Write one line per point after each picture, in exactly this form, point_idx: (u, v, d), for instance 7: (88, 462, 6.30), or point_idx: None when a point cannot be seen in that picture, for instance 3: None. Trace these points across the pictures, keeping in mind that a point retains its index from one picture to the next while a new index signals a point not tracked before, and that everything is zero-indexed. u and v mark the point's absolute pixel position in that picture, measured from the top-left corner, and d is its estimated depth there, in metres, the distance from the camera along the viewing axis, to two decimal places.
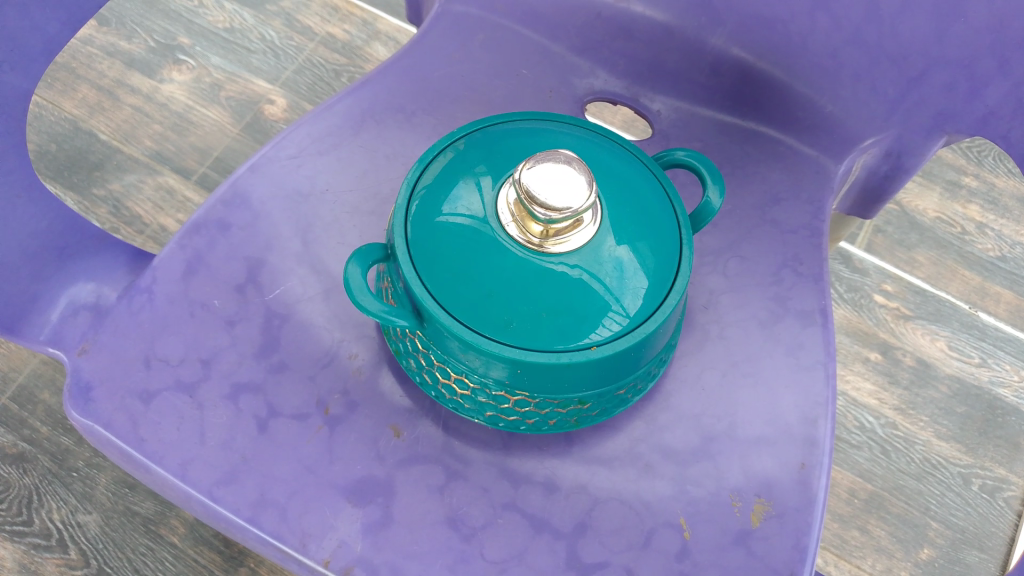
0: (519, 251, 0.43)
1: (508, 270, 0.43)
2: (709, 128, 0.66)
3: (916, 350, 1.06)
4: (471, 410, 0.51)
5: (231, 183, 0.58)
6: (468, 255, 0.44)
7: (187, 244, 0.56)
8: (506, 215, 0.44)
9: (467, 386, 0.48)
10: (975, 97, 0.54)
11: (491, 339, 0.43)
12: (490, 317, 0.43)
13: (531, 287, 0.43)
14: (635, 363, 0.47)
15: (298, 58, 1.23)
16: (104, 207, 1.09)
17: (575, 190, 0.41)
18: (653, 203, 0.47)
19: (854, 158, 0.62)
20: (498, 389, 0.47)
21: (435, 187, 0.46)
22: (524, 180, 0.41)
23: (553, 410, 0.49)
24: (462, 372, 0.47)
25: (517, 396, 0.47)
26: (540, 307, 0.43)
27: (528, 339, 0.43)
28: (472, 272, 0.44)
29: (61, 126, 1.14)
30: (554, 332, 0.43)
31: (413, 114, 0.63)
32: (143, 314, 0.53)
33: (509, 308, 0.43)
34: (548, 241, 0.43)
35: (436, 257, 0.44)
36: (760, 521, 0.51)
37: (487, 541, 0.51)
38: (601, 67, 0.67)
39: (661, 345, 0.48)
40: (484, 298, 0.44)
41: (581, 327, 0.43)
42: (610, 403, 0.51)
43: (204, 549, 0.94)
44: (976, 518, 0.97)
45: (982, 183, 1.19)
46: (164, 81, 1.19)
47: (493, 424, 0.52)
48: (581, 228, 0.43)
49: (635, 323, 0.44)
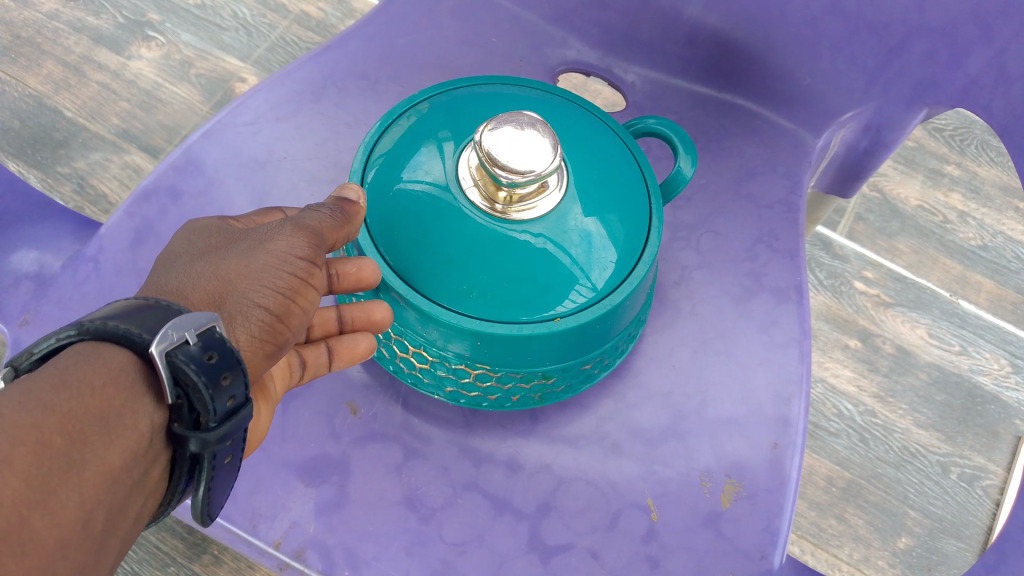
0: (479, 217, 0.41)
1: (469, 238, 0.41)
2: (684, 101, 0.64)
3: (896, 338, 1.04)
4: (430, 387, 0.49)
5: (183, 149, 0.56)
6: (428, 222, 0.41)
7: (136, 212, 0.54)
8: (467, 178, 0.42)
9: (425, 360, 0.46)
10: (955, 66, 0.52)
11: (450, 309, 0.41)
12: (450, 287, 0.41)
13: (493, 256, 0.41)
14: (603, 336, 0.45)
15: (270, 36, 1.20)
16: (69, 185, 1.06)
17: (538, 153, 0.38)
18: (623, 171, 0.45)
19: (833, 132, 0.61)
20: (458, 362, 0.45)
21: (393, 150, 0.44)
22: (484, 143, 0.38)
23: (516, 385, 0.47)
24: (420, 346, 0.45)
25: (478, 370, 0.45)
26: (500, 277, 0.41)
27: (488, 310, 0.41)
28: (430, 239, 0.41)
29: (26, 102, 1.10)
30: (516, 304, 0.41)
31: (377, 82, 0.61)
32: (88, 284, 0.52)
33: (469, 278, 0.41)
34: (509, 206, 0.41)
35: (392, 223, 0.42)
36: (730, 502, 0.50)
37: (446, 522, 0.48)
38: (575, 37, 0.65)
39: (629, 319, 0.46)
40: (444, 267, 0.41)
41: (545, 297, 0.41)
42: (576, 379, 0.48)
43: (167, 536, 0.83)
44: (954, 507, 0.94)
45: (965, 172, 1.18)
46: (133, 57, 1.15)
47: (453, 400, 0.49)
48: (547, 194, 0.41)
49: (598, 297, 0.42)
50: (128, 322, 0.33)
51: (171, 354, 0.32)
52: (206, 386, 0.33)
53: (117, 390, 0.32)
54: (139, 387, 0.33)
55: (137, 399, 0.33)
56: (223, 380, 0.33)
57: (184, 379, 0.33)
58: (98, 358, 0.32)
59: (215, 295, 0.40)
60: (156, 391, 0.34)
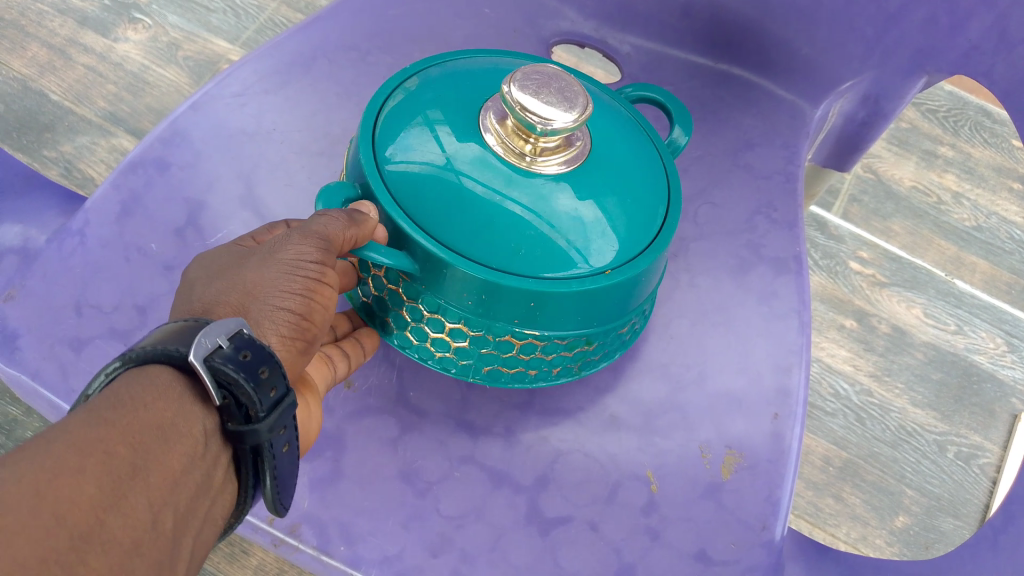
0: (509, 171, 0.38)
1: (508, 193, 0.38)
2: (680, 72, 0.63)
3: (891, 317, 1.04)
4: (466, 372, 0.44)
5: (170, 121, 0.55)
6: (461, 180, 0.38)
7: (122, 184, 0.53)
8: (490, 136, 0.39)
9: (465, 338, 0.41)
10: (956, 32, 0.51)
11: (501, 269, 0.37)
12: (499, 244, 0.37)
13: (537, 208, 0.38)
14: (638, 297, 0.43)
15: (259, 18, 1.20)
16: (56, 169, 1.03)
17: (565, 107, 0.37)
18: (634, 133, 0.44)
19: (831, 103, 0.60)
20: (505, 335, 0.41)
21: (404, 108, 0.41)
22: (516, 95, 0.37)
23: (558, 358, 0.43)
24: (461, 322, 0.40)
25: (527, 342, 0.41)
26: (547, 230, 0.38)
27: (540, 266, 0.38)
28: (456, 189, 0.38)
29: (9, 85, 1.08)
30: (569, 257, 0.38)
31: (367, 54, 0.61)
32: (74, 258, 0.50)
33: (514, 234, 0.37)
34: (535, 159, 0.39)
35: (418, 188, 0.38)
36: (731, 474, 0.49)
37: (443, 495, 0.47)
38: (569, 8, 0.64)
39: (655, 280, 0.45)
40: (486, 227, 0.37)
41: (595, 247, 0.39)
42: (608, 346, 0.46)
43: None
44: (951, 485, 0.93)
45: (959, 153, 1.18)
46: (119, 40, 1.14)
47: (493, 383, 0.44)
48: (568, 152, 0.40)
49: (617, 265, 0.39)
50: (167, 342, 0.34)
51: (209, 358, 0.33)
52: (247, 381, 0.33)
53: (167, 402, 0.33)
54: (187, 396, 0.34)
55: (187, 407, 0.33)
56: (263, 373, 0.34)
57: (225, 380, 0.33)
58: (145, 377, 0.33)
59: (236, 305, 0.38)
60: (205, 397, 0.34)
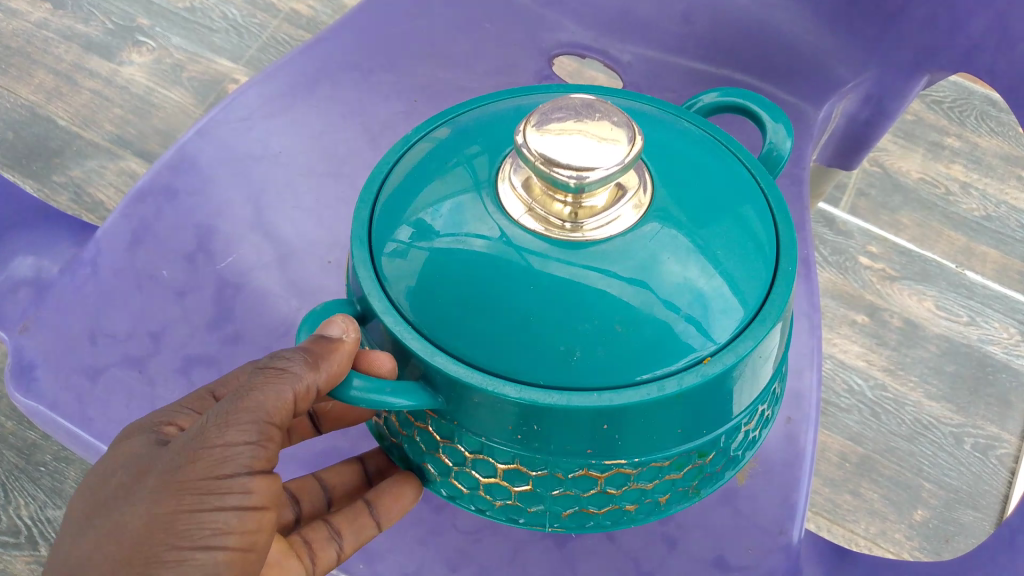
0: (552, 252, 0.31)
1: (547, 286, 0.30)
2: (683, 79, 0.63)
3: (904, 311, 1.03)
4: (540, 522, 0.35)
5: (178, 147, 0.56)
6: (479, 270, 0.31)
7: (132, 213, 0.54)
8: (516, 208, 0.32)
9: (529, 482, 0.33)
10: (959, 30, 0.51)
11: (548, 383, 0.30)
12: (540, 351, 0.30)
13: (586, 295, 0.30)
14: (758, 383, 0.34)
15: (261, 36, 1.19)
16: (65, 194, 1.04)
17: (603, 140, 0.30)
18: (725, 162, 0.35)
19: (833, 104, 0.59)
20: (580, 470, 0.32)
21: (411, 177, 0.34)
22: (534, 146, 0.30)
23: (662, 482, 0.34)
24: (522, 463, 0.32)
25: (610, 473, 0.32)
26: (608, 321, 0.30)
27: (603, 372, 0.30)
28: (484, 286, 0.30)
29: (19, 113, 1.10)
30: (642, 355, 0.30)
31: (370, 72, 0.61)
32: (87, 287, 0.51)
33: (557, 334, 0.30)
34: (578, 220, 0.31)
35: (427, 288, 0.31)
36: (746, 478, 0.49)
37: (461, 511, 0.48)
38: (568, 18, 0.64)
39: (777, 360, 0.35)
40: (522, 327, 0.30)
41: (677, 339, 0.30)
42: (731, 452, 0.36)
43: None
44: (969, 478, 0.92)
45: (965, 143, 1.18)
46: (124, 63, 1.15)
47: (578, 528, 0.35)
48: (624, 200, 0.32)
49: (738, 336, 0.31)
50: None
51: None
52: None
53: None
54: None
55: None
56: None
57: None
58: None
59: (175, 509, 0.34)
60: None
